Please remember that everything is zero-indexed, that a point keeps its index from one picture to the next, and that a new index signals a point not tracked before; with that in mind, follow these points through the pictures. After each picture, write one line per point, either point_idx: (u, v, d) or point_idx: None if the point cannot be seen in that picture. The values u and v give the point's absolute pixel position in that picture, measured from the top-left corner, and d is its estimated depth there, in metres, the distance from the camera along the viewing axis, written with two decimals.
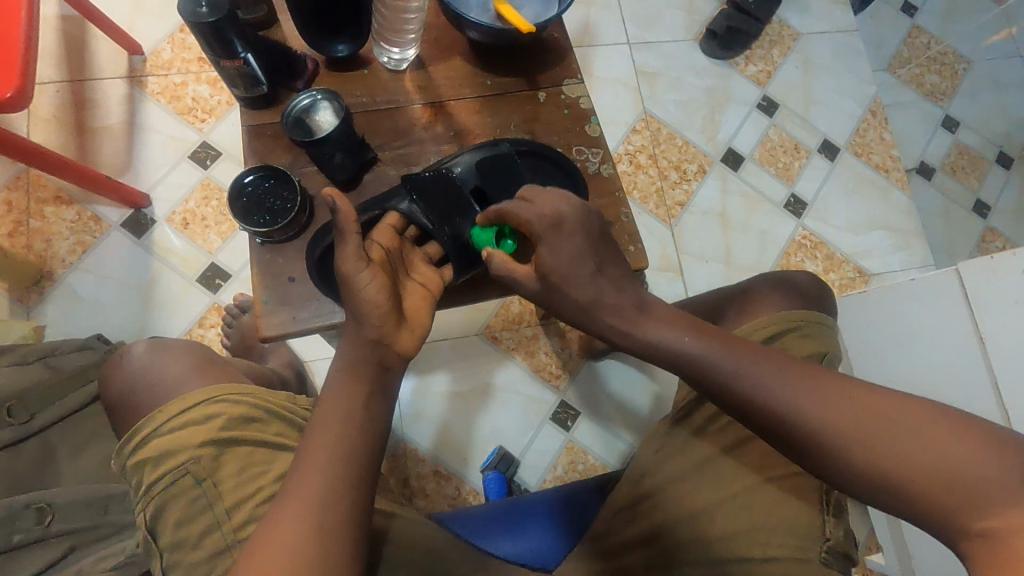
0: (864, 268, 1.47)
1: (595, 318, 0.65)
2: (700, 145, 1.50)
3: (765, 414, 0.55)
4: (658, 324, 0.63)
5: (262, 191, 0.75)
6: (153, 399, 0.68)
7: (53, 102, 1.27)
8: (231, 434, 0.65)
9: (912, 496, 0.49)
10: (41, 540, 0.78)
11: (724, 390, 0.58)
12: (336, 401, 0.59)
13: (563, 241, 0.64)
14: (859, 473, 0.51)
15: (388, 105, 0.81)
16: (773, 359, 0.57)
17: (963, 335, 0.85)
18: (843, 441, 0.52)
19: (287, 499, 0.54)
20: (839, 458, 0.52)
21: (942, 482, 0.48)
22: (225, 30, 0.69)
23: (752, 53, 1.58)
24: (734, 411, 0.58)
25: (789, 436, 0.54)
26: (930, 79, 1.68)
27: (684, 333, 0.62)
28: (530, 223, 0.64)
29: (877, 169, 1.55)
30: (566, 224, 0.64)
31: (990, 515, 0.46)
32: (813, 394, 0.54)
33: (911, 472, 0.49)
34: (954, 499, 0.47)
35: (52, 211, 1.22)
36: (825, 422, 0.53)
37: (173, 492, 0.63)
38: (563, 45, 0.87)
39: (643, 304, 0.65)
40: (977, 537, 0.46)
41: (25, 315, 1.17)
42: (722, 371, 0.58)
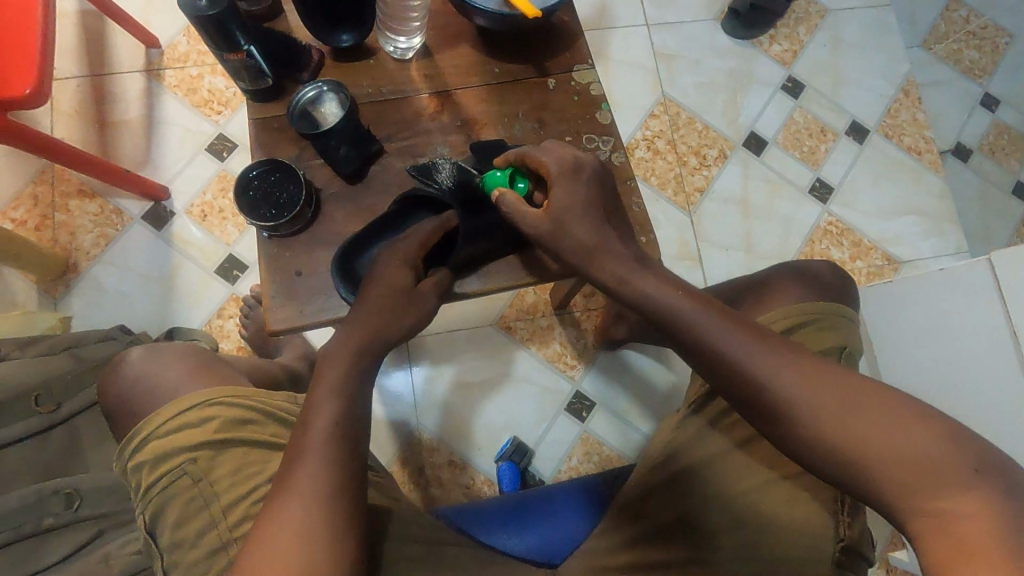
0: (894, 255, 1.41)
1: (593, 258, 0.63)
2: (721, 129, 1.45)
3: (742, 379, 0.54)
4: (650, 281, 0.61)
5: (268, 185, 0.75)
6: (155, 401, 0.70)
7: (74, 97, 1.29)
8: (225, 435, 0.66)
9: (873, 475, 0.48)
10: (69, 526, 0.81)
11: (707, 353, 0.56)
12: (332, 394, 0.60)
13: (577, 186, 0.64)
14: (826, 446, 0.50)
15: (395, 95, 0.80)
16: (757, 329, 0.56)
17: (995, 328, 0.81)
18: (819, 415, 0.50)
19: (290, 489, 0.55)
20: (809, 432, 0.51)
21: (904, 463, 0.47)
22: (226, 22, 0.68)
23: (777, 32, 1.52)
24: (712, 374, 0.56)
25: (762, 403, 0.53)
26: (968, 55, 1.59)
27: (676, 293, 0.59)
28: (547, 166, 0.65)
29: (909, 152, 1.49)
30: (584, 170, 0.65)
31: (941, 498, 0.46)
32: (795, 367, 0.53)
33: (879, 451, 0.48)
34: (914, 481, 0.47)
35: (75, 204, 1.25)
36: (802, 393, 0.51)
37: (171, 492, 0.64)
38: (573, 30, 0.84)
39: (643, 258, 0.63)
40: (927, 516, 0.46)
41: (52, 306, 1.20)
42: (705, 333, 0.56)
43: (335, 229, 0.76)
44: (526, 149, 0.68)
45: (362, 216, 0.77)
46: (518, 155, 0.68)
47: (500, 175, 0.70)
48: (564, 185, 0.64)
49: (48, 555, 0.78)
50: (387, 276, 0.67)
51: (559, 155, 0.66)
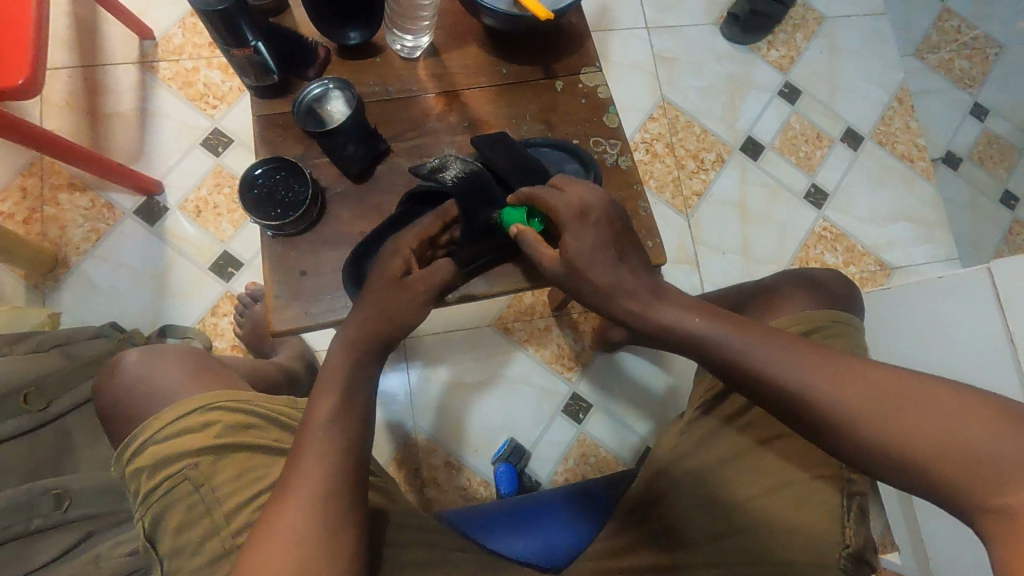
0: (886, 261, 1.43)
1: (609, 300, 0.60)
2: (718, 133, 1.46)
3: (780, 395, 0.53)
4: (675, 303, 0.59)
5: (274, 183, 0.74)
6: (151, 405, 0.67)
7: (66, 88, 1.27)
8: (228, 441, 0.64)
9: (930, 477, 0.47)
10: (60, 525, 0.80)
11: (739, 373, 0.55)
12: (329, 395, 0.59)
13: (586, 232, 0.60)
14: (875, 454, 0.49)
15: (401, 94, 0.79)
16: (788, 340, 0.55)
17: (992, 336, 0.82)
18: (862, 421, 0.49)
19: (289, 490, 0.54)
20: (852, 439, 0.50)
21: (958, 460, 0.46)
22: (235, 18, 0.67)
23: (775, 38, 1.53)
24: (750, 394, 0.56)
25: (802, 416, 0.52)
26: (959, 65, 1.62)
27: (698, 314, 0.59)
28: (557, 211, 0.61)
29: (902, 159, 1.51)
30: (592, 214, 0.61)
31: (1005, 492, 0.44)
32: (830, 375, 0.52)
33: (928, 450, 0.47)
34: (973, 477, 0.45)
35: (65, 197, 1.23)
36: (842, 402, 0.50)
37: (171, 498, 0.62)
38: (581, 32, 0.84)
39: (659, 289, 0.60)
40: (993, 513, 0.44)
41: (40, 302, 1.17)
42: (735, 352, 0.55)
43: (340, 228, 0.75)
44: (536, 190, 0.64)
45: (368, 215, 0.76)
46: (528, 195, 0.64)
47: (517, 212, 0.67)
48: (574, 234, 0.60)
49: (38, 556, 0.76)
50: (384, 265, 0.67)
51: (568, 198, 0.61)
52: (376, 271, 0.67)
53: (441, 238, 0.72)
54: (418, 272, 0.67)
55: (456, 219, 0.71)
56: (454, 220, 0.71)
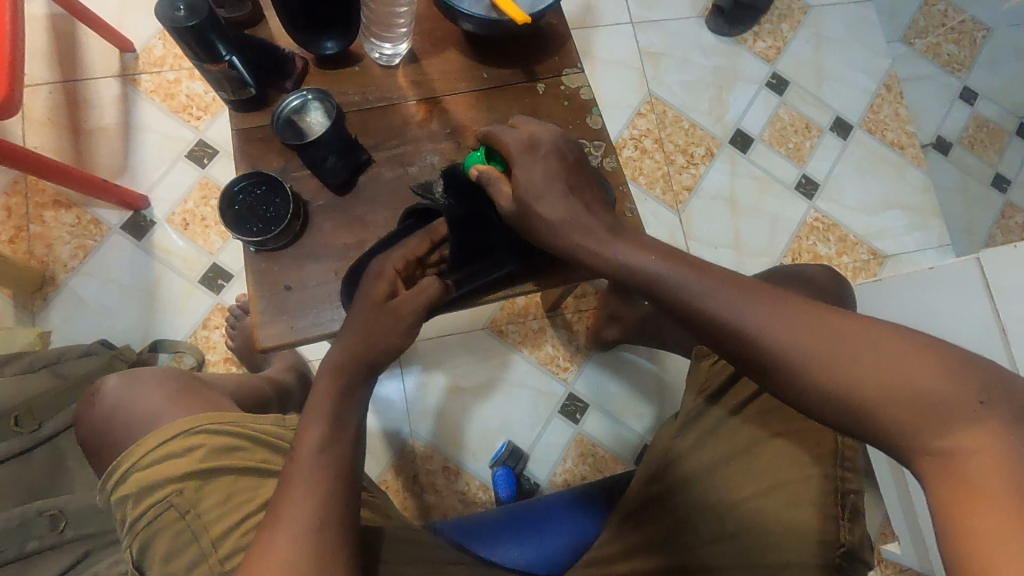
0: (878, 249, 1.43)
1: (559, 233, 0.59)
2: (707, 126, 1.45)
3: (727, 332, 0.50)
4: (627, 246, 0.57)
5: (255, 198, 0.73)
6: (137, 430, 0.67)
7: (47, 104, 1.25)
8: (212, 464, 0.63)
9: (874, 417, 0.45)
10: (55, 547, 0.79)
11: (688, 311, 0.52)
12: (314, 424, 0.58)
13: (535, 163, 0.62)
14: (820, 393, 0.47)
15: (382, 102, 0.78)
16: (740, 279, 0.52)
17: (984, 325, 0.82)
18: (813, 358, 0.47)
19: (277, 524, 0.53)
20: (797, 377, 0.47)
21: (904, 401, 0.44)
22: (206, 32, 0.66)
23: (761, 29, 1.52)
24: (697, 332, 0.52)
25: (749, 354, 0.49)
26: (946, 49, 1.61)
27: (652, 256, 0.55)
28: (507, 145, 0.64)
29: (892, 146, 1.50)
30: (541, 146, 0.63)
31: (947, 434, 0.43)
32: (781, 313, 0.49)
33: (874, 390, 0.45)
34: (917, 417, 0.44)
35: (51, 215, 1.22)
36: (793, 339, 0.48)
37: (157, 526, 0.61)
38: (562, 34, 0.83)
39: (616, 229, 0.59)
40: (933, 456, 0.43)
41: (29, 322, 1.16)
42: (685, 290, 0.52)
43: (324, 241, 0.74)
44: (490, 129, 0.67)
45: (352, 227, 0.75)
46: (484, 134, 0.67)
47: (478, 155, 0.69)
48: (523, 164, 0.62)
49: None
50: (372, 286, 0.67)
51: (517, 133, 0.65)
52: (365, 291, 0.67)
53: (432, 258, 0.72)
54: (403, 293, 0.67)
55: (444, 237, 0.71)
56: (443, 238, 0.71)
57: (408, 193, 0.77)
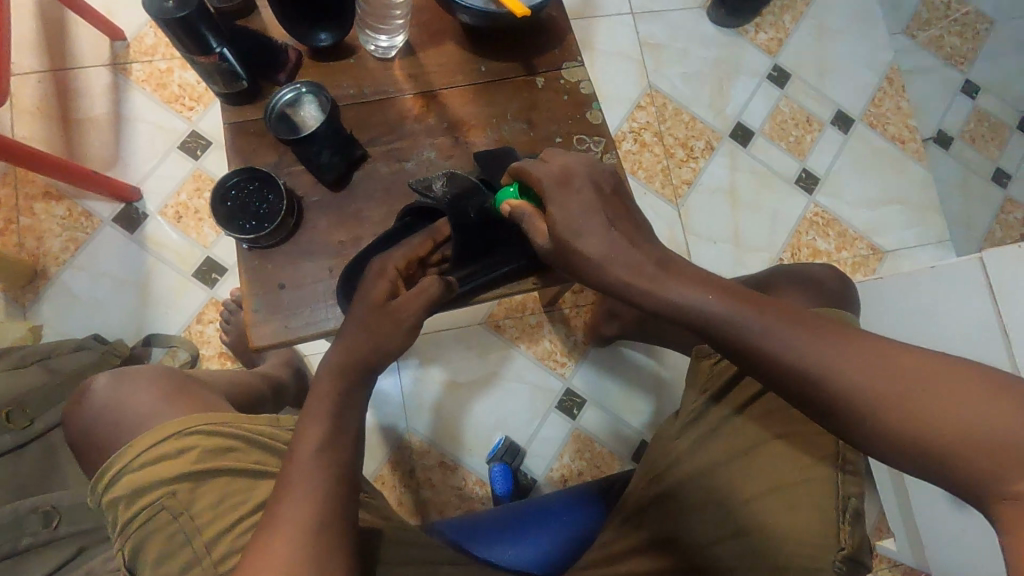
0: (878, 245, 1.42)
1: (604, 268, 0.54)
2: (707, 120, 1.44)
3: (793, 377, 0.49)
4: (681, 277, 0.53)
5: (247, 194, 0.72)
6: (128, 430, 0.66)
7: (36, 94, 1.23)
8: (205, 466, 0.62)
9: (951, 464, 0.44)
10: (49, 543, 0.79)
11: (749, 354, 0.50)
12: (316, 424, 0.57)
13: (570, 198, 0.56)
14: (894, 440, 0.46)
15: (377, 96, 0.77)
16: (802, 317, 0.50)
17: (985, 325, 0.81)
18: (886, 405, 0.46)
19: (275, 525, 0.52)
20: (869, 424, 0.47)
21: (983, 447, 0.43)
22: (196, 24, 0.64)
23: (762, 20, 1.50)
24: (759, 375, 0.51)
25: (817, 398, 0.48)
26: (950, 42, 1.60)
27: (709, 290, 0.52)
28: (539, 182, 0.58)
29: (893, 140, 1.49)
30: (575, 179, 0.57)
31: (1023, 479, 0.42)
32: (851, 356, 0.48)
33: (951, 438, 0.44)
34: (997, 464, 0.43)
35: (41, 207, 1.20)
36: (862, 384, 0.47)
37: (150, 528, 0.61)
38: (562, 26, 0.81)
39: (664, 261, 0.54)
40: (1007, 500, 0.43)
41: (20, 315, 1.15)
42: (748, 333, 0.50)
43: (319, 238, 0.73)
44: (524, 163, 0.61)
45: (346, 224, 0.74)
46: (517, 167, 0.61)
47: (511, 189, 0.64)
48: (557, 200, 0.56)
49: None
50: (372, 286, 0.64)
51: (549, 166, 0.59)
52: (364, 290, 0.65)
53: (432, 257, 0.71)
54: (403, 296, 0.64)
55: (448, 237, 0.70)
56: (446, 238, 0.70)
57: (404, 189, 0.75)
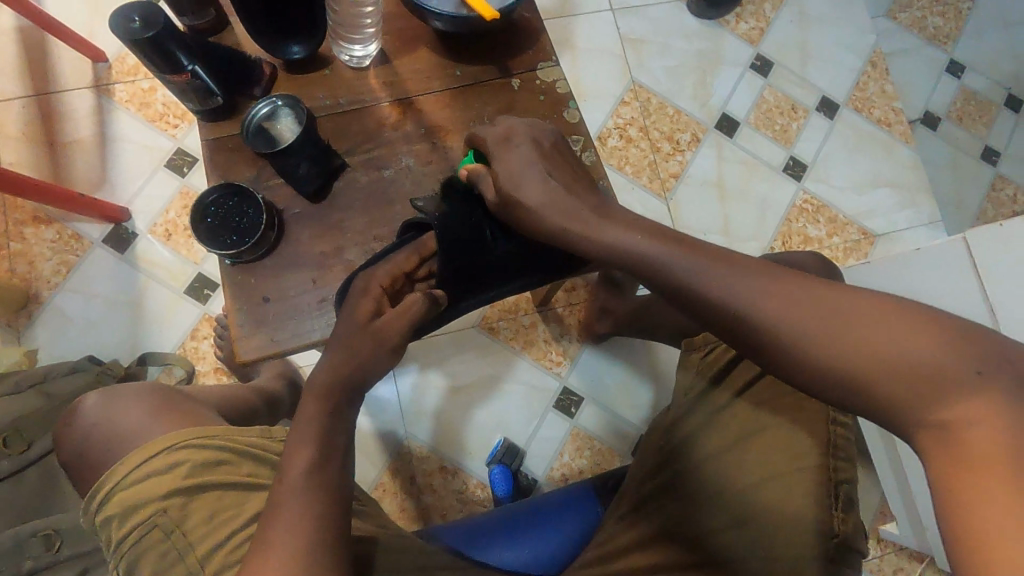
0: (869, 229, 1.42)
1: (540, 215, 0.59)
2: (692, 112, 1.44)
3: (718, 311, 0.49)
4: (615, 226, 0.57)
5: (227, 209, 0.72)
6: (119, 448, 0.65)
7: (20, 119, 1.23)
8: (197, 480, 0.62)
9: (873, 393, 0.43)
10: (51, 566, 0.80)
11: (679, 291, 0.51)
12: (304, 439, 0.58)
13: (511, 154, 0.63)
14: (816, 371, 0.45)
15: (354, 105, 0.77)
16: (731, 257, 0.51)
17: (974, 305, 0.81)
18: (809, 336, 0.45)
19: (269, 549, 0.52)
20: (792, 355, 0.46)
21: (902, 374, 0.42)
22: (165, 43, 0.65)
23: (743, 10, 1.50)
24: (692, 314, 0.51)
25: (741, 331, 0.48)
26: (932, 23, 1.59)
27: (642, 235, 0.55)
28: (484, 140, 0.66)
29: (879, 124, 1.49)
30: (514, 135, 0.65)
31: (944, 406, 0.41)
32: (775, 289, 0.48)
33: (872, 366, 0.43)
34: (917, 391, 0.42)
35: (31, 231, 1.20)
36: (790, 318, 0.46)
37: (144, 544, 0.61)
38: (535, 26, 0.82)
39: (601, 208, 0.59)
40: (930, 430, 0.42)
41: (15, 340, 1.15)
42: (677, 270, 0.51)
43: (302, 250, 0.73)
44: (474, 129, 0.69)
45: (328, 234, 0.74)
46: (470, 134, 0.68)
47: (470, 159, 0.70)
48: (499, 156, 0.64)
49: None
50: (357, 304, 0.66)
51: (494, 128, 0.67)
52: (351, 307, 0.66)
53: (420, 272, 0.71)
54: (388, 313, 0.65)
55: (433, 252, 0.71)
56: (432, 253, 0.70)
57: (385, 197, 0.75)
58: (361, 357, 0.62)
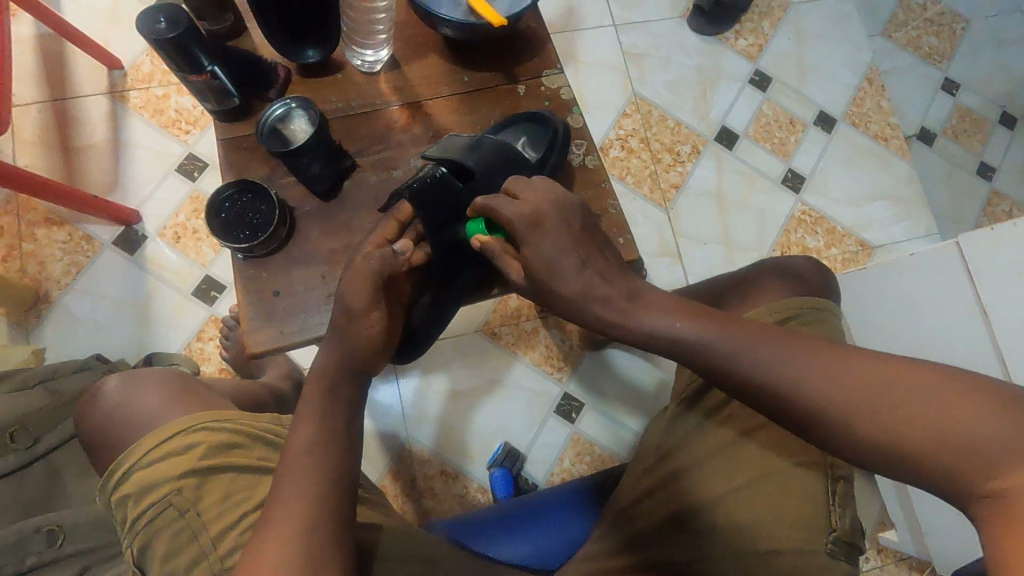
0: (867, 240, 1.44)
1: (583, 309, 0.61)
2: (692, 125, 1.47)
3: (765, 392, 0.52)
4: (650, 309, 0.59)
5: (241, 206, 0.74)
6: (138, 430, 0.67)
7: (36, 124, 1.26)
8: (211, 462, 0.63)
9: (926, 468, 0.45)
10: (51, 563, 0.80)
11: (725, 373, 0.54)
12: (307, 423, 0.59)
13: (545, 239, 0.62)
14: (867, 447, 0.47)
15: (365, 108, 0.79)
16: (771, 335, 0.54)
17: (967, 310, 0.83)
18: (854, 413, 0.48)
19: (270, 525, 0.54)
20: (841, 433, 0.48)
21: (951, 447, 0.43)
22: (187, 44, 0.67)
23: (742, 27, 1.54)
24: (741, 396, 0.54)
25: (790, 411, 0.51)
26: (927, 42, 1.63)
27: (678, 317, 0.58)
28: (511, 224, 0.63)
29: (876, 138, 1.52)
30: (545, 222, 0.62)
31: (997, 476, 0.42)
32: (816, 366, 0.50)
33: (919, 440, 0.45)
34: (968, 463, 0.43)
35: (42, 232, 1.22)
36: (833, 396, 0.49)
37: (157, 524, 0.61)
38: (540, 35, 0.85)
39: (634, 295, 0.61)
40: (988, 499, 0.42)
41: (23, 339, 1.17)
42: (722, 356, 0.54)
43: (311, 247, 0.75)
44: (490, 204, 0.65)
45: (337, 232, 0.76)
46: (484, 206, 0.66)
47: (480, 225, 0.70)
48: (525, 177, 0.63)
49: None
50: (350, 290, 0.62)
51: (520, 207, 0.63)
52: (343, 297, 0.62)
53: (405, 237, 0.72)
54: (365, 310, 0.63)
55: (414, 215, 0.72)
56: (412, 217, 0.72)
57: None
58: (364, 349, 0.63)
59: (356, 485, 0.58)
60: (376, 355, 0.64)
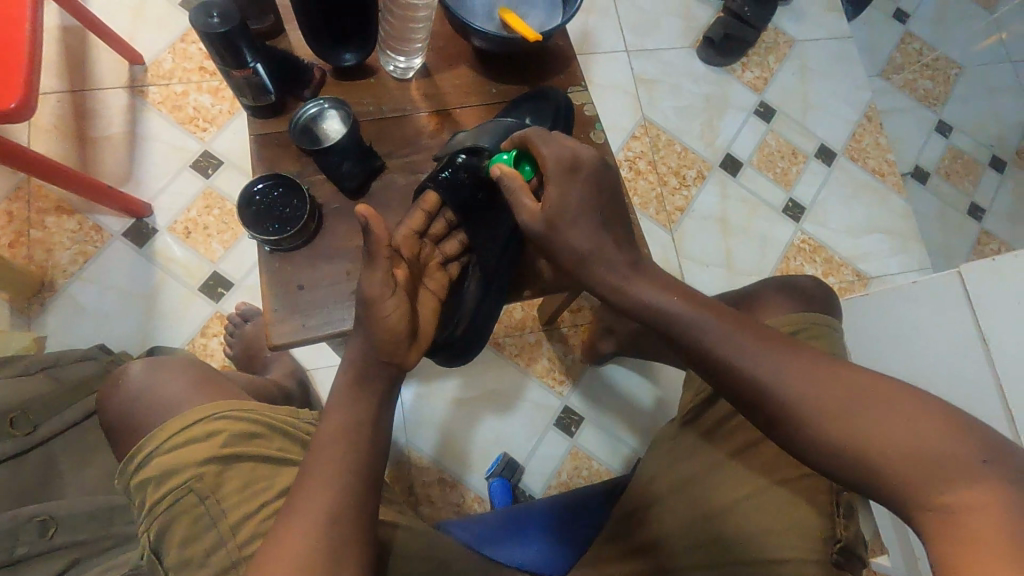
0: (863, 271, 1.48)
1: (589, 267, 0.64)
2: (698, 150, 1.51)
3: (745, 382, 0.54)
4: (649, 284, 0.63)
5: (271, 199, 0.75)
6: (160, 416, 0.68)
7: (54, 113, 1.27)
8: (233, 449, 0.64)
9: (883, 475, 0.48)
10: (44, 553, 0.74)
11: (709, 357, 0.57)
12: (338, 412, 0.60)
13: (573, 187, 0.65)
14: (832, 449, 0.50)
15: (395, 113, 0.82)
16: (759, 331, 0.57)
17: (967, 336, 0.86)
18: (824, 416, 0.50)
19: (291, 517, 0.53)
20: (809, 432, 0.51)
21: (911, 461, 0.46)
22: (236, 40, 0.70)
23: (749, 60, 1.60)
24: (721, 386, 0.57)
25: (765, 405, 0.53)
26: (923, 85, 1.70)
27: (675, 297, 0.61)
28: (547, 163, 0.65)
29: (874, 174, 1.57)
30: (582, 168, 0.66)
31: (949, 490, 0.45)
32: (796, 367, 0.53)
33: (883, 450, 0.47)
34: (923, 475, 0.46)
35: (52, 220, 1.22)
36: (809, 397, 0.51)
37: (176, 510, 0.61)
38: (567, 53, 0.88)
39: (637, 264, 0.65)
40: (934, 512, 0.45)
41: (25, 326, 1.16)
42: (709, 342, 0.57)
43: (337, 243, 0.77)
44: (531, 132, 0.68)
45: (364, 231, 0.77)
46: (523, 136, 0.69)
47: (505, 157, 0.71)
48: None
49: None
50: (371, 280, 0.60)
51: (560, 150, 0.66)
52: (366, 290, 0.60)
53: (430, 229, 0.73)
54: (393, 299, 0.62)
55: (438, 206, 0.73)
56: (440, 205, 0.73)
57: None
58: (395, 342, 0.62)
59: (382, 479, 0.59)
60: (404, 347, 0.63)
